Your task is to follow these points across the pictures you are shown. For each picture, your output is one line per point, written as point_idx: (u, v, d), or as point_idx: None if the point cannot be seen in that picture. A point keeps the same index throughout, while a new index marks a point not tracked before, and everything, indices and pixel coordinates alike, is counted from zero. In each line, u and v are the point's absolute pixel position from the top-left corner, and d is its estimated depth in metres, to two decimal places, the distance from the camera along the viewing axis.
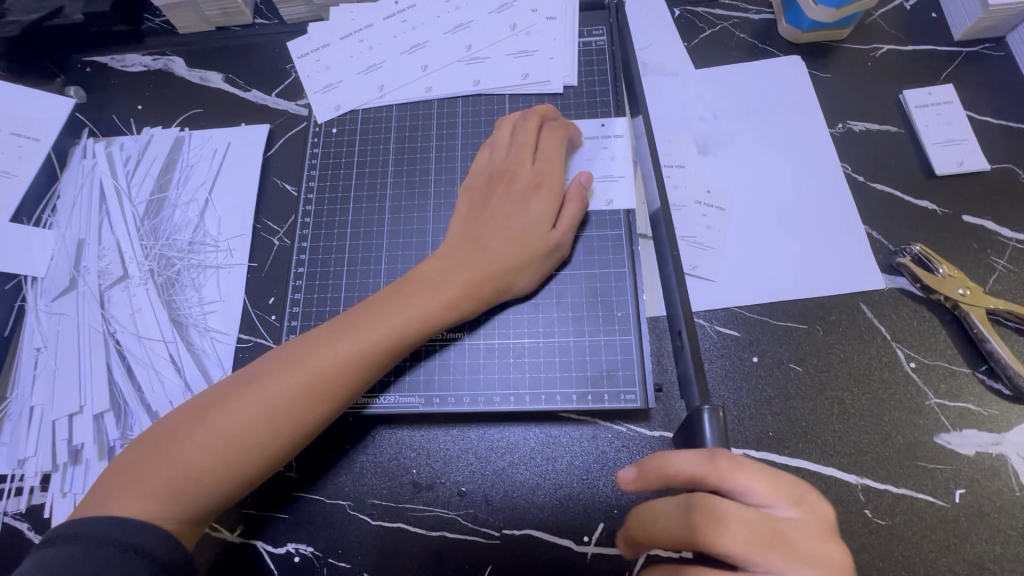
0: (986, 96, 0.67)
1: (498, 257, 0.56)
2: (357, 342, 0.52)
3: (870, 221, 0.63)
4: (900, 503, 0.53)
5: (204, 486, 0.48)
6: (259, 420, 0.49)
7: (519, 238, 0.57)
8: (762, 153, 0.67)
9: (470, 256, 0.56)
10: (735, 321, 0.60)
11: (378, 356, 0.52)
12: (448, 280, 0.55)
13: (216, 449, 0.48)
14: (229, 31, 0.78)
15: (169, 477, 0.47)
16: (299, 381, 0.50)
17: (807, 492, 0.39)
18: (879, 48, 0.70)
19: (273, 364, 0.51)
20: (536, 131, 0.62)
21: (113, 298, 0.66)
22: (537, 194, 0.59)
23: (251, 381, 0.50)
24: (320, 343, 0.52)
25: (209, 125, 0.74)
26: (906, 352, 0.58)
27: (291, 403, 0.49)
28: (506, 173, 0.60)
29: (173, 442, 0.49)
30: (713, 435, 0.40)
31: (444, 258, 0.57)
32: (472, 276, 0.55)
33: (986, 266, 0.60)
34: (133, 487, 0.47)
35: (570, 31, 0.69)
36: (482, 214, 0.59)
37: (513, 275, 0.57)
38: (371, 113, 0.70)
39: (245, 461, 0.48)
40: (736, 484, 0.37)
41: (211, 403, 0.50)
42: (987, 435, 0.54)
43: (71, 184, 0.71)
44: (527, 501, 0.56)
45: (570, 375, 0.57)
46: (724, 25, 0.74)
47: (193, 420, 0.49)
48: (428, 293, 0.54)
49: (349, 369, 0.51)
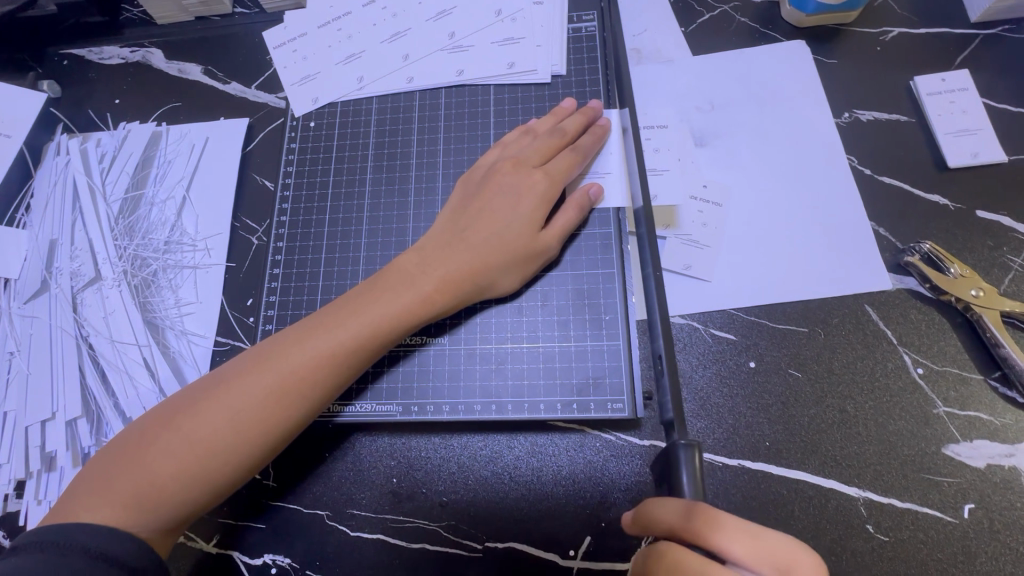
0: (1005, 81, 0.63)
1: (478, 257, 0.53)
2: (328, 340, 0.49)
3: (877, 218, 0.59)
4: (905, 519, 0.50)
5: (171, 494, 0.45)
6: (228, 423, 0.47)
7: (509, 242, 0.54)
8: (760, 146, 0.63)
9: (448, 253, 0.54)
10: (731, 324, 0.57)
11: (350, 358, 0.50)
12: (423, 277, 0.53)
13: (186, 455, 0.46)
14: (208, 21, 0.75)
15: (137, 485, 0.45)
16: (269, 381, 0.48)
17: (796, 561, 0.39)
18: (889, 31, 0.66)
19: (243, 365, 0.49)
20: (549, 133, 0.59)
21: (87, 300, 0.64)
22: (538, 197, 0.56)
23: (220, 383, 0.48)
24: (290, 343, 0.50)
25: (187, 120, 0.71)
26: (914, 357, 0.54)
27: (259, 405, 0.47)
28: (506, 168, 0.57)
29: (142, 448, 0.46)
30: (690, 477, 0.38)
31: (421, 255, 0.54)
32: (448, 273, 0.53)
33: (1001, 265, 0.56)
34: (99, 496, 0.45)
35: (559, 17, 0.66)
36: (472, 211, 0.56)
37: (500, 280, 0.54)
38: (351, 106, 0.67)
39: (216, 468, 0.46)
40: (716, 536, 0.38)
41: (181, 407, 0.48)
42: (999, 446, 0.51)
43: (45, 182, 0.69)
44: (510, 512, 0.54)
45: (555, 382, 0.55)
46: (724, 8, 0.69)
47: (162, 425, 0.47)
48: (402, 289, 0.52)
49: (321, 370, 0.49)
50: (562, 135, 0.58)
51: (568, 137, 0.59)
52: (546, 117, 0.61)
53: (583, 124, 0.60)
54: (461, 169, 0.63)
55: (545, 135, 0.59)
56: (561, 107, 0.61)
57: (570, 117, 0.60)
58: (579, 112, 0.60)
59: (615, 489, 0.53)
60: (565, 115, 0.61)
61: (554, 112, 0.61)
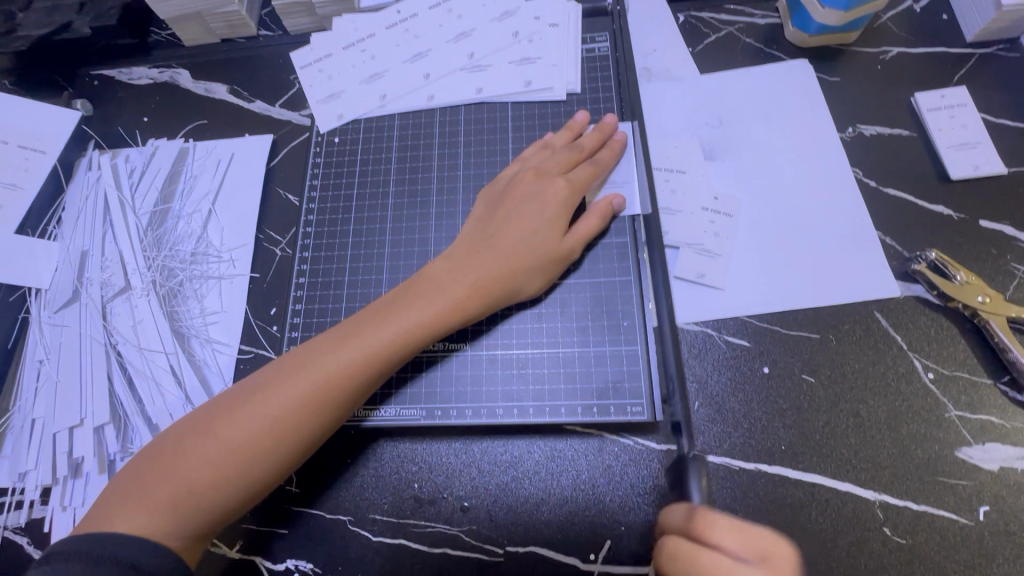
0: (1002, 98, 0.65)
1: (505, 264, 0.55)
2: (362, 348, 0.51)
3: (883, 228, 0.61)
4: (921, 521, 0.50)
5: (207, 501, 0.47)
6: (263, 433, 0.48)
7: (534, 248, 0.56)
8: (769, 159, 0.65)
9: (475, 261, 0.56)
10: (744, 331, 0.58)
11: (382, 364, 0.51)
12: (454, 285, 0.54)
13: (223, 462, 0.47)
14: (234, 43, 0.78)
15: (174, 492, 0.46)
16: (304, 389, 0.49)
17: (773, 548, 0.45)
18: (889, 50, 0.69)
19: (277, 373, 0.50)
20: (568, 147, 0.61)
21: (116, 309, 0.66)
22: (559, 205, 0.58)
23: (254, 391, 0.50)
24: (323, 352, 0.51)
25: (214, 137, 0.74)
26: (924, 362, 0.55)
27: (295, 413, 0.49)
28: (529, 178, 0.59)
29: (178, 455, 0.48)
30: (698, 482, 0.47)
31: (450, 262, 0.56)
32: (477, 281, 0.55)
33: (1006, 273, 0.58)
34: (136, 503, 0.46)
35: (574, 38, 0.69)
36: (497, 220, 0.58)
37: (526, 285, 0.56)
38: (373, 123, 0.70)
39: (251, 474, 0.48)
40: (712, 534, 0.43)
41: (216, 415, 0.49)
42: (1011, 449, 0.52)
43: (76, 196, 0.71)
44: (532, 517, 0.55)
45: (575, 387, 0.56)
46: (730, 30, 0.73)
47: (197, 432, 0.48)
48: (432, 296, 0.54)
49: (354, 377, 0.50)
50: (580, 149, 0.61)
51: (586, 151, 0.61)
52: (563, 132, 0.63)
53: (600, 140, 0.62)
54: (481, 182, 0.65)
55: (564, 149, 0.62)
56: (577, 122, 0.64)
57: (587, 133, 0.63)
58: (597, 127, 0.63)
59: (635, 493, 0.54)
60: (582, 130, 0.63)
61: (570, 126, 0.63)
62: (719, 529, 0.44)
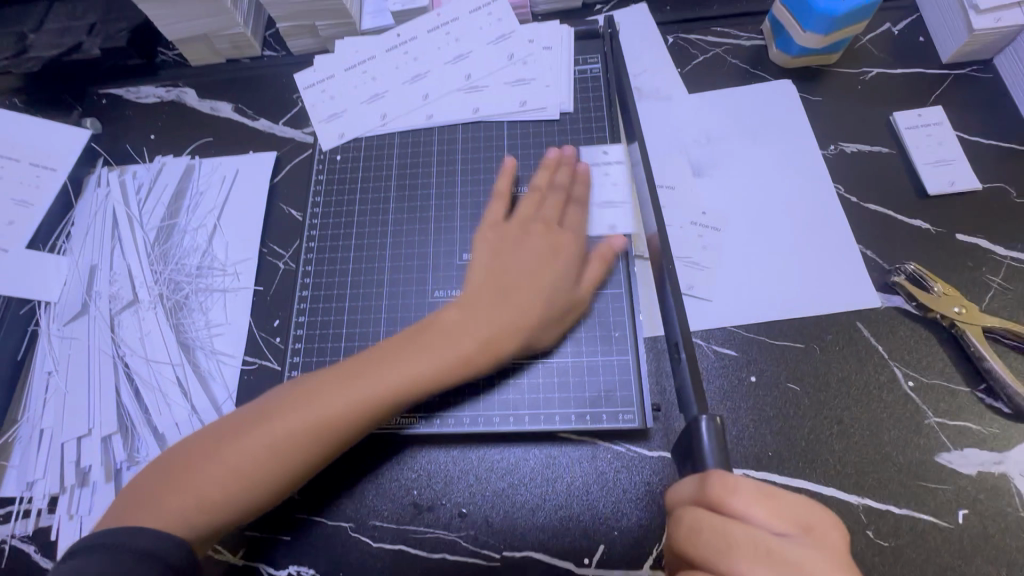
0: (976, 117, 0.68)
1: (527, 316, 0.56)
2: (376, 385, 0.52)
3: (864, 241, 0.64)
4: (903, 524, 0.52)
5: (220, 515, 0.49)
6: (281, 457, 0.50)
7: (552, 300, 0.58)
8: (755, 176, 0.68)
9: (496, 305, 0.56)
10: (732, 341, 0.61)
11: (400, 402, 0.53)
12: (472, 328, 0.55)
13: (239, 480, 0.49)
14: (239, 64, 0.81)
15: (189, 504, 0.48)
16: (323, 420, 0.51)
17: (820, 520, 0.39)
18: (868, 71, 0.72)
19: (296, 399, 0.52)
20: (556, 191, 0.63)
21: (124, 322, 0.67)
22: (569, 257, 0.60)
23: (274, 415, 0.51)
24: (337, 384, 0.52)
25: (219, 154, 0.76)
26: (904, 370, 0.58)
27: (305, 440, 0.50)
28: (538, 230, 0.61)
29: (194, 470, 0.49)
30: (711, 445, 0.40)
31: (471, 305, 0.56)
32: (498, 328, 0.55)
33: (981, 284, 0.60)
34: (152, 511, 0.47)
35: (567, 59, 0.72)
36: (512, 269, 0.58)
37: (543, 335, 0.58)
38: (374, 141, 0.72)
39: (266, 492, 0.50)
40: (731, 500, 0.38)
41: (234, 433, 0.51)
42: (988, 453, 0.54)
43: (85, 212, 0.73)
44: (527, 523, 0.56)
45: (568, 395, 0.58)
46: (717, 51, 0.76)
47: (215, 448, 0.50)
48: (454, 339, 0.54)
49: (373, 413, 0.52)
50: (564, 193, 0.63)
51: (569, 193, 0.63)
52: (542, 171, 0.64)
53: (575, 176, 0.64)
54: (478, 198, 0.68)
55: (551, 193, 0.63)
56: (553, 159, 0.65)
57: (559, 171, 0.64)
58: (569, 164, 0.65)
59: (627, 499, 0.56)
60: (556, 167, 0.65)
61: (545, 164, 0.65)
62: (739, 493, 0.38)
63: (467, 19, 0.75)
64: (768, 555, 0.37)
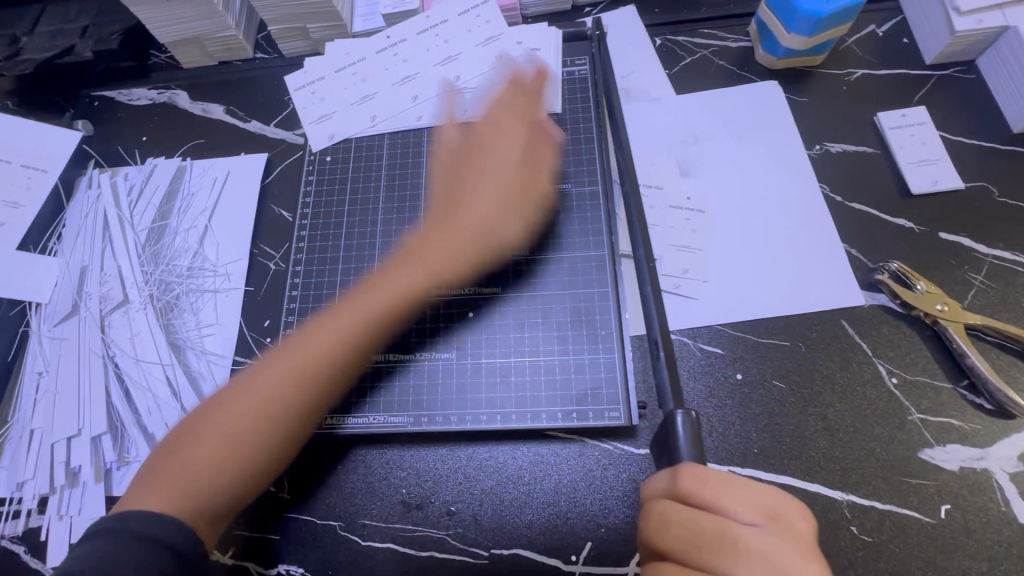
0: (959, 117, 0.69)
1: (490, 214, 0.60)
2: (350, 317, 0.55)
3: (849, 240, 0.64)
4: (886, 520, 0.53)
5: (218, 483, 0.49)
6: (269, 406, 0.51)
7: (514, 189, 0.62)
8: (742, 176, 0.69)
9: (459, 218, 0.60)
10: (718, 339, 0.61)
11: (378, 325, 0.56)
12: (439, 248, 0.59)
13: (231, 441, 0.50)
14: (231, 66, 0.82)
15: (183, 477, 0.48)
16: (306, 359, 0.53)
17: (789, 509, 0.40)
18: (852, 72, 0.73)
19: (278, 351, 0.54)
20: (499, 105, 0.66)
21: (114, 322, 0.68)
22: (523, 150, 0.64)
23: (256, 371, 0.53)
24: (308, 339, 0.54)
25: (211, 155, 0.77)
26: (888, 367, 0.58)
27: (288, 396, 0.52)
28: (490, 131, 0.65)
29: (187, 443, 0.50)
30: (686, 440, 0.41)
31: (434, 226, 0.61)
32: (462, 237, 0.59)
33: (964, 282, 0.61)
34: (149, 489, 0.48)
35: (555, 61, 0.72)
36: (473, 171, 0.63)
37: (508, 229, 0.61)
38: (364, 142, 0.73)
39: (259, 449, 0.51)
40: (701, 492, 0.40)
41: (221, 399, 0.52)
42: (970, 449, 0.55)
43: (77, 214, 0.74)
44: (515, 520, 0.57)
45: (555, 393, 0.59)
46: (704, 53, 0.76)
47: (204, 418, 0.51)
48: (423, 261, 0.58)
49: (355, 340, 0.55)
50: (519, 89, 0.68)
51: (523, 86, 0.68)
52: (506, 80, 0.69)
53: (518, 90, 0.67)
54: None
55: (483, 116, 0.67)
56: (519, 71, 0.69)
57: (525, 70, 0.69)
58: (535, 71, 0.69)
59: (614, 497, 0.56)
60: (523, 78, 0.69)
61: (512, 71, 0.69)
62: (708, 484, 0.40)
63: (456, 22, 0.75)
64: (733, 544, 0.38)
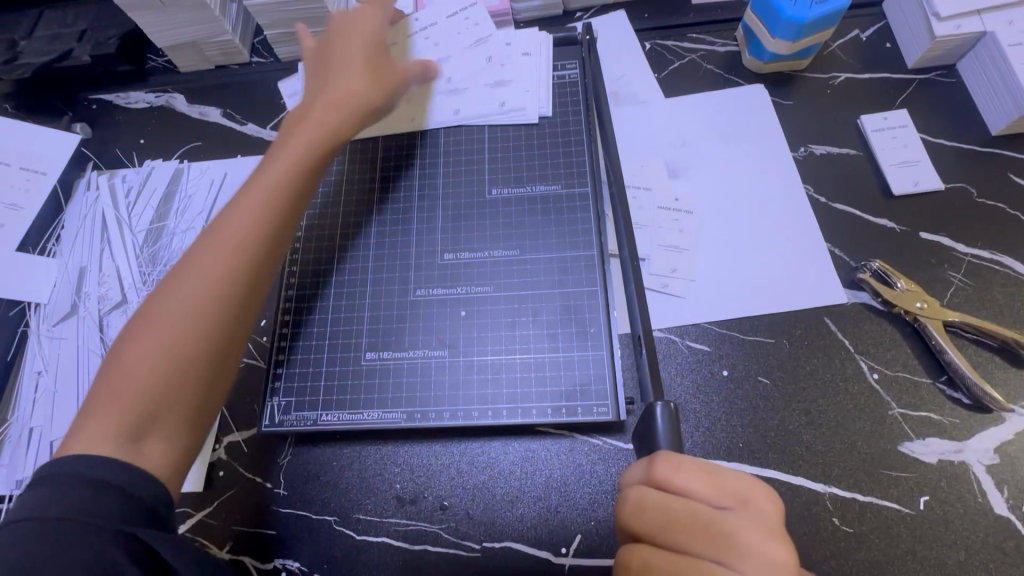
0: (940, 119, 0.71)
1: (358, 85, 0.62)
2: (249, 201, 0.54)
3: (833, 241, 0.66)
4: (867, 511, 0.54)
5: (160, 400, 0.47)
6: (191, 307, 0.49)
7: (375, 62, 0.64)
8: (728, 176, 0.70)
9: (329, 96, 0.61)
10: (706, 336, 0.63)
11: (279, 203, 0.55)
12: (315, 125, 0.60)
13: (160, 352, 0.48)
14: (228, 70, 0.83)
15: (121, 401, 0.46)
16: (216, 253, 0.52)
17: (758, 494, 0.42)
18: (836, 76, 0.75)
19: (186, 256, 0.52)
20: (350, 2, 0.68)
21: (112, 322, 0.69)
22: (372, 35, 0.65)
23: (167, 282, 0.51)
24: (210, 245, 0.52)
25: (207, 158, 0.78)
26: (869, 363, 0.60)
27: (203, 305, 0.50)
28: (336, 25, 0.66)
29: (114, 368, 0.48)
30: (665, 429, 0.44)
31: (306, 108, 0.61)
32: (334, 105, 0.61)
33: (943, 280, 0.63)
34: (89, 424, 0.45)
35: (546, 65, 0.74)
36: (334, 55, 0.64)
37: (378, 89, 0.64)
38: (359, 144, 0.74)
39: (194, 355, 0.49)
40: (674, 478, 0.41)
41: (138, 319, 0.50)
42: (948, 443, 0.56)
43: (76, 215, 0.75)
44: (507, 514, 0.58)
45: (545, 390, 0.60)
46: (692, 57, 0.78)
47: (125, 341, 0.49)
48: (305, 138, 0.59)
49: (262, 218, 0.54)
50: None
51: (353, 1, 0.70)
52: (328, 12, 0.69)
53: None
54: (459, 200, 0.70)
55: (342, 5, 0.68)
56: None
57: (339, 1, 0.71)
58: None
59: (604, 491, 0.58)
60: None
61: None
62: (681, 472, 0.41)
63: (445, 24, 0.76)
64: (705, 529, 0.40)
